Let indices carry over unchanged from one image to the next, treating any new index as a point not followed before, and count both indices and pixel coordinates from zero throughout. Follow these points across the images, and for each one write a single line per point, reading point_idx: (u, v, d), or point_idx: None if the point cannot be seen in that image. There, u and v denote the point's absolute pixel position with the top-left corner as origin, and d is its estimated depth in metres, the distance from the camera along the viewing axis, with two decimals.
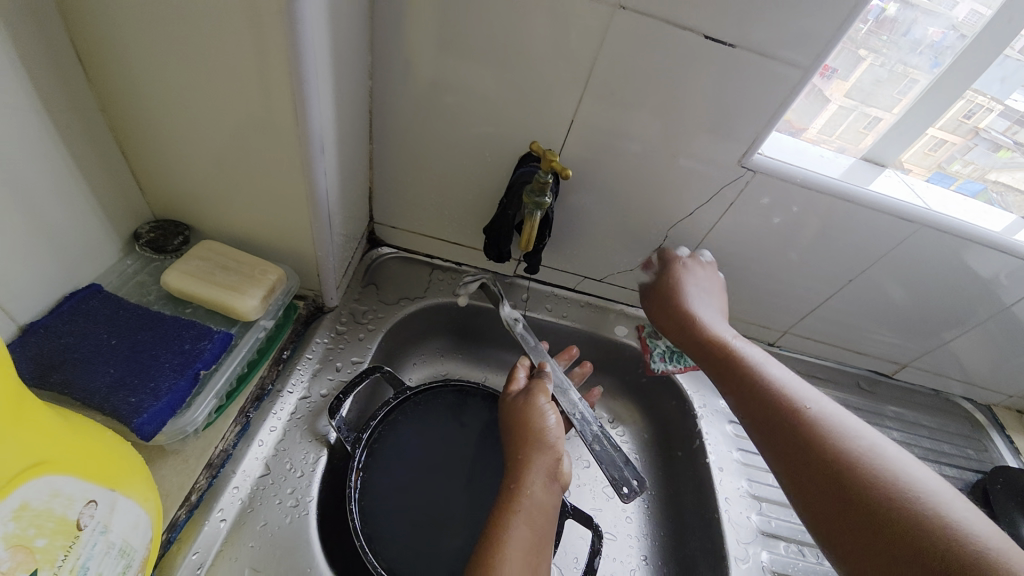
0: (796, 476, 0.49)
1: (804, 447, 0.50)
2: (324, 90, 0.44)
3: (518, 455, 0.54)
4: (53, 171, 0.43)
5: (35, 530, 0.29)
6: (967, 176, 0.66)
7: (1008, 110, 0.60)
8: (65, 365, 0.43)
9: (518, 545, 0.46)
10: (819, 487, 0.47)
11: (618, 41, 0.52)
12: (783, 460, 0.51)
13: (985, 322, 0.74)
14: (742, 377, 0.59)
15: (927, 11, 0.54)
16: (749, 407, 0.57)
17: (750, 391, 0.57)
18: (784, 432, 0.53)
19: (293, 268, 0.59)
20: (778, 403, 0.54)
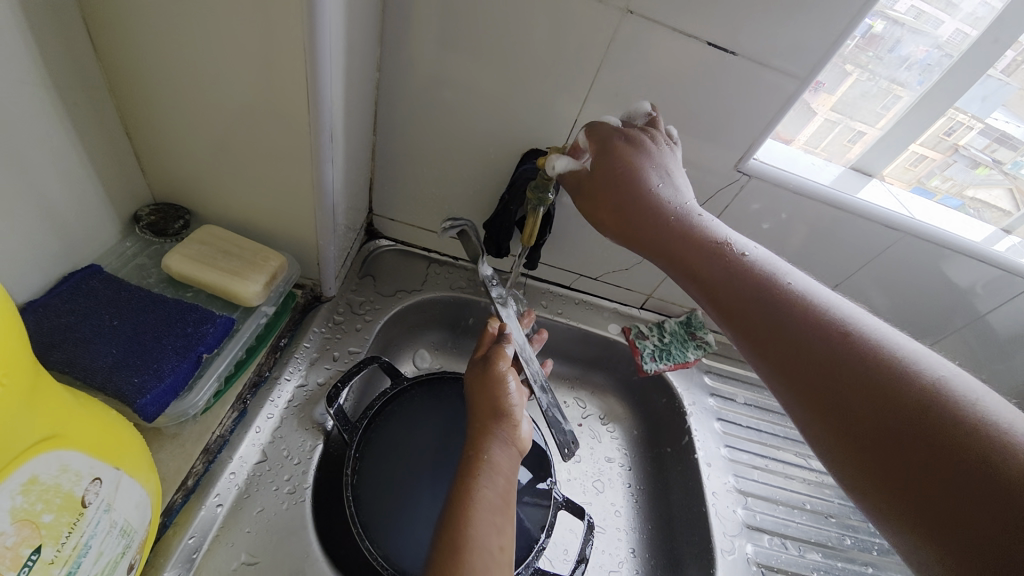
0: (812, 404, 0.38)
1: (823, 363, 0.38)
2: (337, 80, 0.45)
3: (481, 420, 0.54)
4: (59, 149, 0.43)
5: (42, 505, 0.29)
6: (946, 192, 0.69)
7: (988, 128, 0.63)
8: (67, 344, 0.42)
9: (484, 505, 0.45)
10: (850, 408, 0.36)
11: (624, 44, 0.53)
12: (801, 388, 0.39)
13: (961, 329, 0.77)
14: (743, 286, 0.44)
15: (913, 30, 0.56)
16: (760, 328, 0.42)
17: (750, 301, 0.43)
18: (803, 351, 0.39)
19: (294, 256, 0.59)
20: (769, 293, 0.42)
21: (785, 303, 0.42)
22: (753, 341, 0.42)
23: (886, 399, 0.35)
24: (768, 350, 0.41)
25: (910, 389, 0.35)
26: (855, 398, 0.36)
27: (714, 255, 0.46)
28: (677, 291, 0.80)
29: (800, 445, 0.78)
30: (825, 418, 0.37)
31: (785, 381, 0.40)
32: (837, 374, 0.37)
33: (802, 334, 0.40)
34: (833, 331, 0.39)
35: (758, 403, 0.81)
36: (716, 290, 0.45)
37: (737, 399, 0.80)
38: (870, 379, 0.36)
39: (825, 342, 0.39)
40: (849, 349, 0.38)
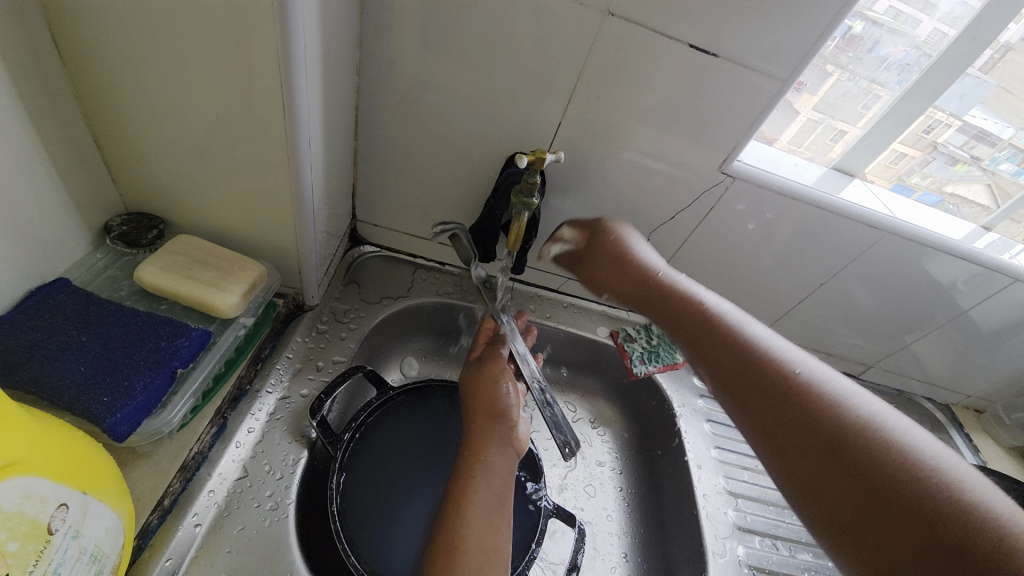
0: (774, 443, 0.45)
1: (783, 406, 0.46)
2: (313, 84, 0.44)
3: (474, 423, 0.55)
4: (22, 158, 0.41)
5: (7, 533, 0.27)
6: (926, 188, 0.69)
7: (966, 125, 0.64)
8: (32, 362, 0.41)
9: (477, 504, 0.47)
10: (804, 446, 0.43)
11: (607, 46, 0.52)
12: (767, 430, 0.46)
13: (943, 325, 0.78)
14: (724, 344, 0.53)
15: (892, 30, 0.57)
16: (762, 409, 0.47)
17: (731, 355, 0.52)
18: (770, 396, 0.47)
19: (274, 265, 0.58)
20: (762, 368, 0.49)
21: (760, 357, 0.50)
22: (734, 391, 0.50)
23: (831, 438, 0.42)
24: (744, 398, 0.49)
25: (854, 429, 0.42)
26: (806, 437, 0.43)
27: (699, 318, 0.56)
28: None
29: None
30: (784, 456, 0.44)
31: (771, 442, 0.45)
32: (827, 445, 0.42)
33: (771, 382, 0.48)
34: (796, 379, 0.47)
35: None
36: (707, 347, 0.54)
37: None
38: (820, 422, 0.43)
39: (788, 390, 0.46)
40: (808, 395, 0.45)
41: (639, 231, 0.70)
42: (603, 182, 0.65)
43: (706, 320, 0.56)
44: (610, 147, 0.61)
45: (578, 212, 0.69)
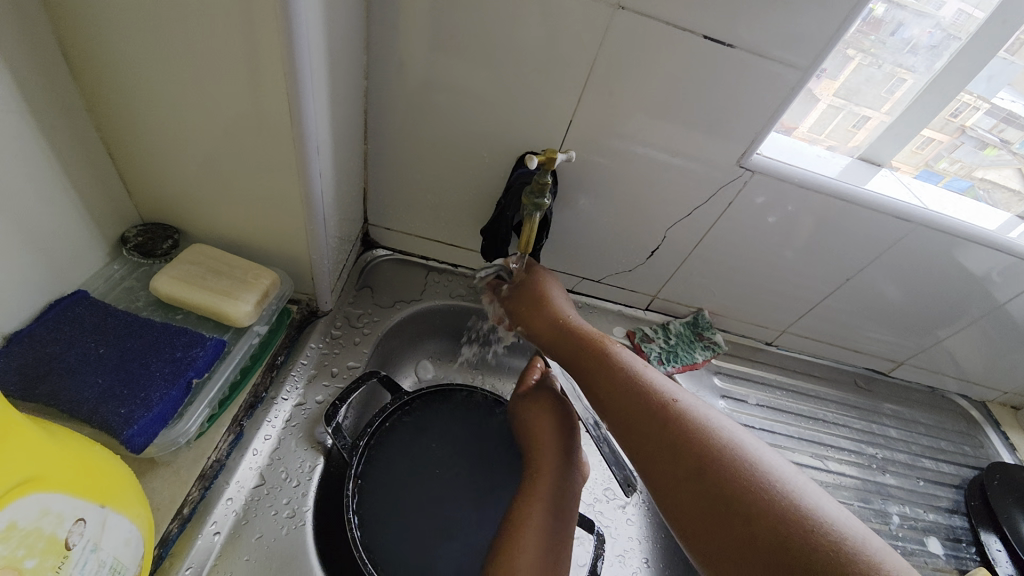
0: (676, 497, 0.47)
1: (682, 458, 0.48)
2: (319, 90, 0.43)
3: (534, 458, 0.57)
4: (37, 173, 0.41)
5: (25, 550, 0.27)
6: (954, 174, 0.66)
7: (994, 109, 0.61)
8: (52, 375, 0.41)
9: (537, 531, 0.51)
10: (699, 498, 0.46)
11: (618, 39, 0.51)
12: (668, 483, 0.48)
13: (978, 320, 0.74)
14: (631, 390, 0.54)
15: (915, 11, 0.54)
16: (654, 453, 0.50)
17: (635, 404, 0.53)
18: (671, 450, 0.49)
19: (287, 272, 0.58)
20: (653, 412, 0.52)
21: (661, 408, 0.52)
22: (635, 443, 0.51)
23: (723, 489, 0.45)
24: (644, 449, 0.50)
25: (741, 479, 0.45)
26: (702, 489, 0.46)
27: (608, 362, 0.56)
28: (682, 291, 0.78)
29: (814, 446, 0.77)
30: (683, 511, 0.46)
31: (663, 486, 0.48)
32: (711, 488, 0.46)
33: (673, 434, 0.50)
34: (693, 431, 0.49)
35: (771, 403, 0.79)
36: (611, 394, 0.54)
37: (749, 400, 0.78)
38: (712, 474, 0.46)
39: (687, 442, 0.49)
40: (702, 446, 0.48)
41: (655, 228, 0.68)
42: (617, 180, 0.63)
43: (609, 366, 0.56)
44: (624, 143, 0.59)
45: (592, 211, 0.67)
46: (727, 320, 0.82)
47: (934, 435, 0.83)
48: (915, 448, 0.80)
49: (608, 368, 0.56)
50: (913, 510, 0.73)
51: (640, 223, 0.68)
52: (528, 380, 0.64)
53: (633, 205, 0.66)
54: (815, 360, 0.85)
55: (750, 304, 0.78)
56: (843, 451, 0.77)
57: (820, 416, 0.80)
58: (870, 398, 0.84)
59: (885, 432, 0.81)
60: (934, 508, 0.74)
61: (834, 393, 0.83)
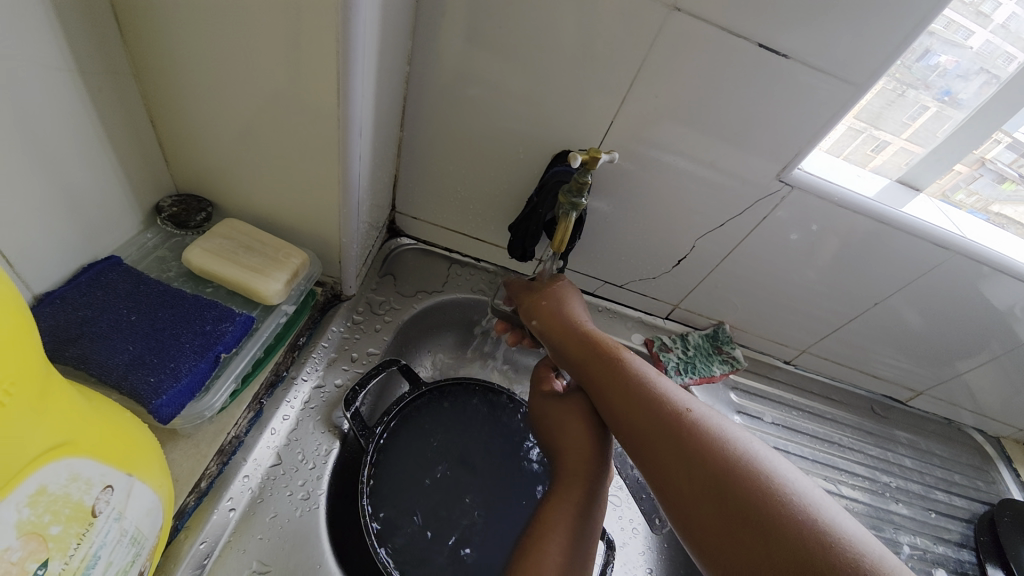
0: (691, 515, 0.44)
1: (700, 475, 0.45)
2: (368, 71, 0.42)
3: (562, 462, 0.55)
4: (81, 134, 0.41)
5: (51, 516, 0.27)
6: (971, 207, 0.64)
7: (1016, 143, 0.58)
8: (83, 339, 0.41)
9: (559, 534, 0.49)
10: (719, 519, 0.43)
11: (668, 42, 0.50)
12: (672, 483, 0.46)
13: (1000, 356, 0.73)
14: (637, 395, 0.52)
15: (943, 39, 0.52)
16: (660, 453, 0.48)
17: (639, 403, 0.51)
18: (688, 466, 0.46)
19: (316, 253, 0.57)
20: (661, 413, 0.50)
21: (677, 421, 0.49)
22: (642, 450, 0.49)
23: (748, 511, 0.42)
24: (658, 464, 0.48)
25: (768, 502, 0.42)
26: (724, 508, 0.43)
27: (615, 366, 0.55)
28: (704, 302, 0.77)
29: (827, 469, 0.76)
30: (704, 531, 0.43)
31: (670, 487, 0.46)
32: (718, 489, 0.44)
33: (690, 449, 0.47)
34: (713, 446, 0.46)
35: (786, 422, 0.79)
36: (622, 405, 0.52)
37: (764, 418, 0.78)
38: (735, 494, 0.43)
39: (705, 458, 0.46)
40: (723, 463, 0.45)
41: (684, 237, 0.67)
42: (651, 186, 0.62)
43: (620, 375, 0.54)
44: (663, 148, 0.58)
45: (623, 214, 0.66)
46: (745, 335, 0.81)
47: (948, 467, 0.81)
48: (928, 478, 0.79)
49: (620, 377, 0.54)
50: (924, 541, 0.72)
51: (670, 233, 0.67)
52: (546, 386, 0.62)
53: (665, 213, 0.65)
54: (831, 383, 0.84)
55: (772, 321, 0.77)
56: (856, 476, 0.76)
57: (836, 440, 0.79)
58: (884, 425, 0.83)
59: (899, 460, 0.80)
60: (942, 540, 0.73)
61: (849, 417, 0.82)
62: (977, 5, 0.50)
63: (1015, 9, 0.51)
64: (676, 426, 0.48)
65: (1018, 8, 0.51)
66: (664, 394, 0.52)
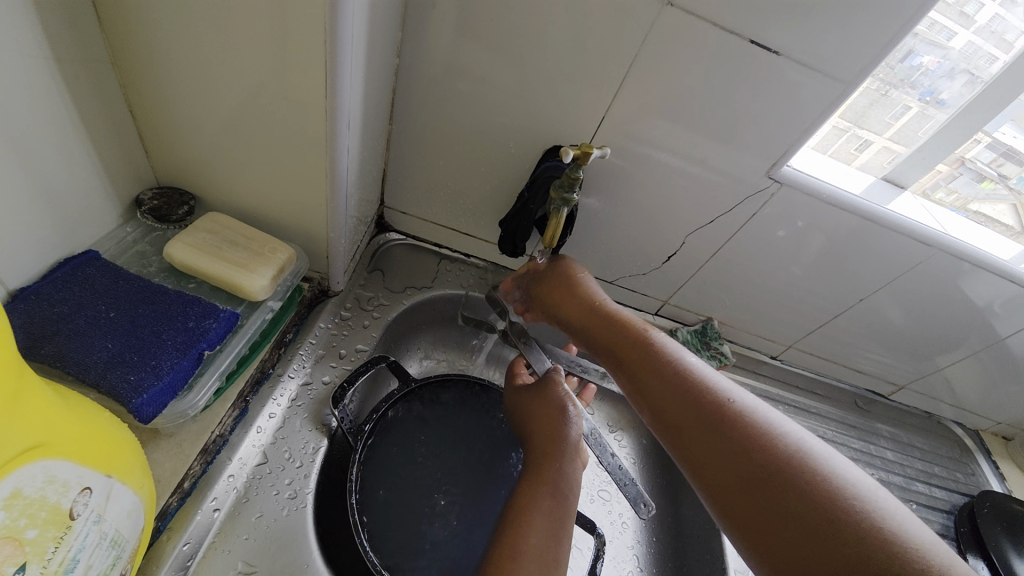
0: (731, 503, 0.43)
1: (741, 462, 0.44)
2: (356, 63, 0.42)
3: (537, 449, 0.54)
4: (56, 124, 0.40)
5: (26, 520, 0.26)
6: (950, 205, 0.65)
7: (995, 142, 0.59)
8: (60, 336, 0.40)
9: (542, 514, 0.47)
10: (763, 506, 0.42)
11: (660, 38, 0.50)
12: (711, 470, 0.45)
13: (978, 351, 0.75)
14: (674, 381, 0.51)
15: (926, 40, 0.52)
16: (701, 441, 0.47)
17: (678, 390, 0.50)
18: (727, 454, 0.45)
19: (303, 248, 0.56)
20: (702, 401, 0.49)
21: (715, 409, 0.48)
22: (680, 438, 0.48)
23: (792, 497, 0.41)
24: (695, 453, 0.47)
25: (814, 488, 0.41)
26: (767, 495, 0.42)
27: (650, 353, 0.54)
28: (693, 298, 0.77)
29: None
30: (745, 520, 0.42)
31: (710, 474, 0.45)
32: (759, 476, 0.43)
33: (729, 436, 0.46)
34: (754, 433, 0.45)
35: None
36: (662, 394, 0.51)
37: None
38: (779, 480, 0.42)
39: (747, 445, 0.45)
40: (765, 451, 0.44)
41: (674, 233, 0.68)
42: (641, 182, 0.62)
43: (663, 367, 0.52)
44: (653, 144, 0.58)
45: (614, 211, 0.66)
46: (733, 331, 0.81)
47: (928, 460, 0.83)
48: (909, 471, 0.80)
49: (653, 364, 0.53)
50: None
51: (659, 229, 0.67)
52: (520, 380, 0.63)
53: (655, 210, 0.65)
54: (816, 378, 0.85)
55: (759, 317, 0.78)
56: None
57: (822, 433, 0.80)
58: (867, 418, 0.84)
59: (882, 453, 0.81)
60: None
61: (833, 410, 0.83)
62: (961, 6, 0.51)
63: (998, 11, 0.51)
64: (717, 414, 0.47)
65: (1002, 10, 0.51)
66: (705, 383, 0.50)
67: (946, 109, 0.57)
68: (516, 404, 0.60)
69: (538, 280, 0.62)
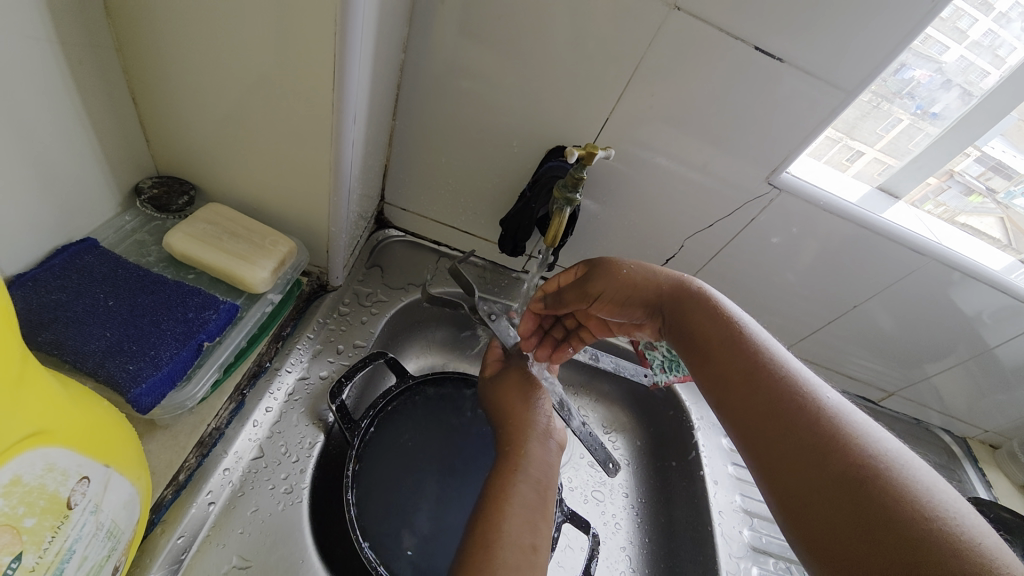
0: (803, 504, 0.39)
1: (814, 458, 0.40)
2: (365, 56, 0.41)
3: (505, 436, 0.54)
4: (57, 108, 0.39)
5: (25, 508, 0.26)
6: (938, 217, 0.66)
7: (984, 156, 0.60)
8: (57, 324, 0.39)
9: (521, 503, 0.46)
10: (834, 510, 0.37)
11: (667, 42, 0.50)
12: (779, 464, 0.41)
13: (967, 360, 0.76)
14: (752, 369, 0.46)
15: (917, 53, 0.53)
16: (774, 433, 0.42)
17: (756, 379, 0.45)
18: (800, 448, 0.41)
19: (303, 242, 0.56)
20: (781, 394, 0.44)
21: (803, 405, 0.42)
22: (750, 427, 0.44)
23: (880, 509, 0.35)
24: (771, 448, 0.42)
25: (897, 498, 0.35)
26: (842, 498, 0.37)
27: (732, 338, 0.49)
28: None
29: None
30: (816, 526, 0.38)
31: (780, 468, 0.41)
32: (835, 479, 0.38)
33: (815, 436, 0.40)
34: (845, 437, 0.40)
35: None
36: (738, 381, 0.46)
37: None
38: (869, 489, 0.37)
39: (828, 443, 0.40)
40: (850, 454, 0.39)
41: (673, 236, 0.68)
42: (642, 186, 0.63)
43: (742, 353, 0.47)
44: (654, 148, 0.59)
45: (614, 213, 0.67)
46: None
47: None
48: None
49: (732, 349, 0.48)
50: None
51: (659, 232, 0.68)
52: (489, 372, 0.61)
53: (653, 213, 0.65)
54: None
55: (754, 321, 0.79)
56: None
57: None
58: None
59: None
60: None
61: None
62: (955, 21, 0.51)
63: (992, 26, 0.51)
64: (798, 411, 0.42)
65: (995, 25, 0.51)
66: (793, 376, 0.45)
67: (938, 122, 0.57)
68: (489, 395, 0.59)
69: (585, 277, 0.55)
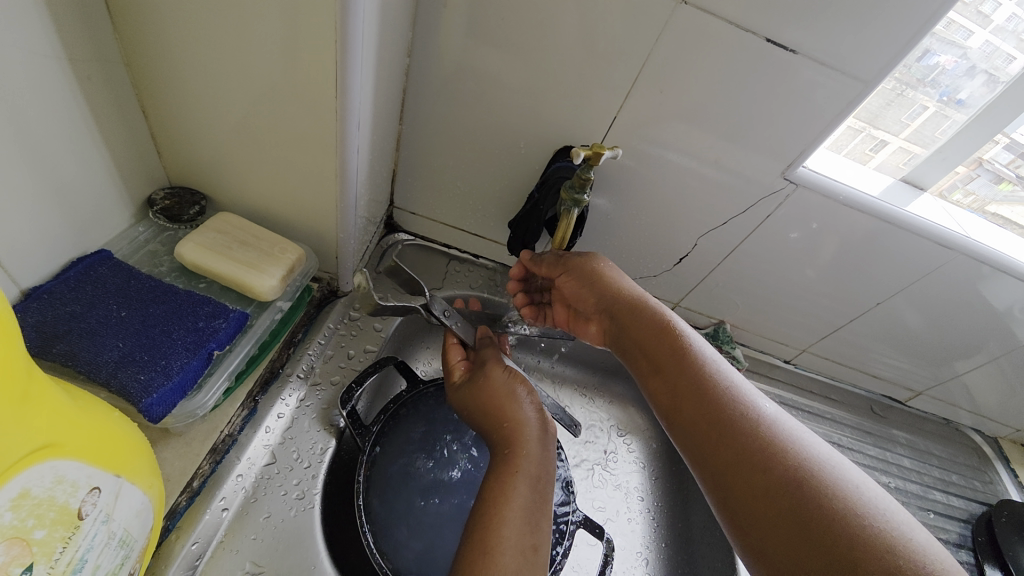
0: (753, 515, 0.39)
1: (762, 469, 0.40)
2: (367, 62, 0.41)
3: (492, 428, 0.50)
4: (69, 124, 0.40)
5: (35, 520, 0.26)
6: (967, 207, 0.63)
7: (1013, 143, 0.58)
8: (71, 335, 0.40)
9: (517, 504, 0.43)
10: (783, 519, 0.38)
11: (676, 35, 0.49)
12: (731, 475, 0.41)
13: (999, 357, 0.73)
14: (698, 380, 0.46)
15: (942, 39, 0.51)
16: (720, 445, 0.42)
17: (703, 391, 0.45)
18: (748, 459, 0.41)
19: (312, 248, 0.56)
20: (725, 404, 0.44)
21: (743, 414, 0.43)
22: (699, 440, 0.44)
23: (820, 515, 0.37)
24: (720, 461, 0.42)
25: (838, 502, 0.37)
26: (790, 507, 0.38)
27: (676, 349, 0.49)
28: (704, 300, 0.76)
29: None
30: (765, 536, 0.38)
31: (728, 480, 0.41)
32: (780, 488, 0.39)
33: (757, 444, 0.41)
34: (782, 444, 0.41)
35: None
36: (686, 393, 0.46)
37: None
38: (807, 495, 0.38)
39: (772, 452, 0.40)
40: (792, 461, 0.40)
41: (686, 235, 0.66)
42: (652, 184, 0.62)
43: (687, 364, 0.47)
44: (665, 145, 0.57)
45: (625, 212, 0.66)
46: (745, 334, 0.80)
47: (947, 468, 0.81)
48: (927, 479, 0.78)
49: (677, 359, 0.48)
50: None
51: (671, 230, 0.66)
52: (455, 375, 0.56)
53: (665, 212, 0.64)
54: (831, 383, 0.84)
55: (772, 320, 0.77)
56: None
57: (836, 439, 0.78)
58: (883, 425, 0.82)
59: (899, 460, 0.79)
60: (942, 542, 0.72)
61: (847, 417, 0.82)
62: (978, 4, 0.49)
63: (1015, 10, 0.50)
64: (741, 420, 0.43)
65: (1018, 8, 0.50)
66: (733, 385, 0.46)
67: (965, 109, 0.55)
68: (467, 399, 0.53)
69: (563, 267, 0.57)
